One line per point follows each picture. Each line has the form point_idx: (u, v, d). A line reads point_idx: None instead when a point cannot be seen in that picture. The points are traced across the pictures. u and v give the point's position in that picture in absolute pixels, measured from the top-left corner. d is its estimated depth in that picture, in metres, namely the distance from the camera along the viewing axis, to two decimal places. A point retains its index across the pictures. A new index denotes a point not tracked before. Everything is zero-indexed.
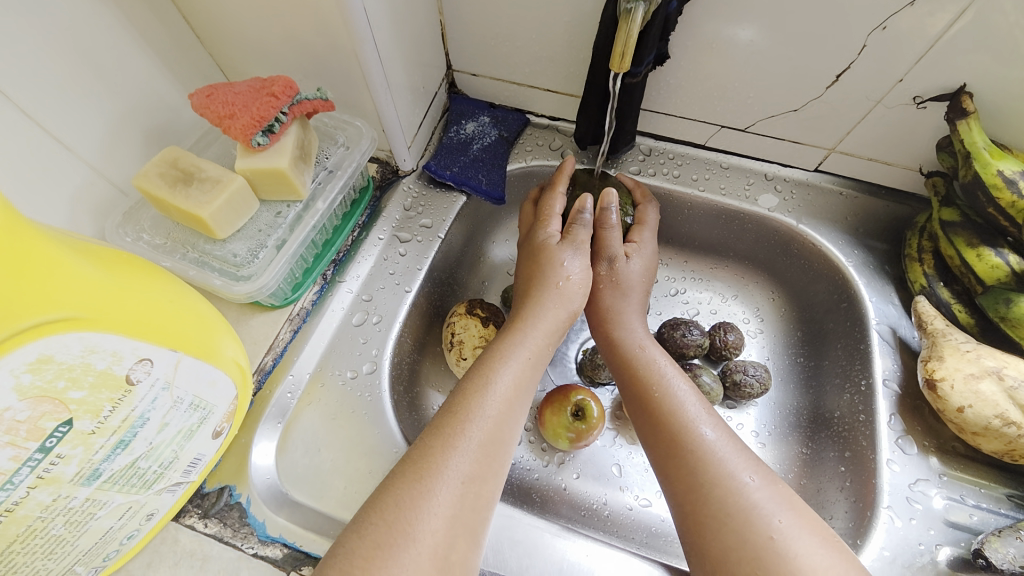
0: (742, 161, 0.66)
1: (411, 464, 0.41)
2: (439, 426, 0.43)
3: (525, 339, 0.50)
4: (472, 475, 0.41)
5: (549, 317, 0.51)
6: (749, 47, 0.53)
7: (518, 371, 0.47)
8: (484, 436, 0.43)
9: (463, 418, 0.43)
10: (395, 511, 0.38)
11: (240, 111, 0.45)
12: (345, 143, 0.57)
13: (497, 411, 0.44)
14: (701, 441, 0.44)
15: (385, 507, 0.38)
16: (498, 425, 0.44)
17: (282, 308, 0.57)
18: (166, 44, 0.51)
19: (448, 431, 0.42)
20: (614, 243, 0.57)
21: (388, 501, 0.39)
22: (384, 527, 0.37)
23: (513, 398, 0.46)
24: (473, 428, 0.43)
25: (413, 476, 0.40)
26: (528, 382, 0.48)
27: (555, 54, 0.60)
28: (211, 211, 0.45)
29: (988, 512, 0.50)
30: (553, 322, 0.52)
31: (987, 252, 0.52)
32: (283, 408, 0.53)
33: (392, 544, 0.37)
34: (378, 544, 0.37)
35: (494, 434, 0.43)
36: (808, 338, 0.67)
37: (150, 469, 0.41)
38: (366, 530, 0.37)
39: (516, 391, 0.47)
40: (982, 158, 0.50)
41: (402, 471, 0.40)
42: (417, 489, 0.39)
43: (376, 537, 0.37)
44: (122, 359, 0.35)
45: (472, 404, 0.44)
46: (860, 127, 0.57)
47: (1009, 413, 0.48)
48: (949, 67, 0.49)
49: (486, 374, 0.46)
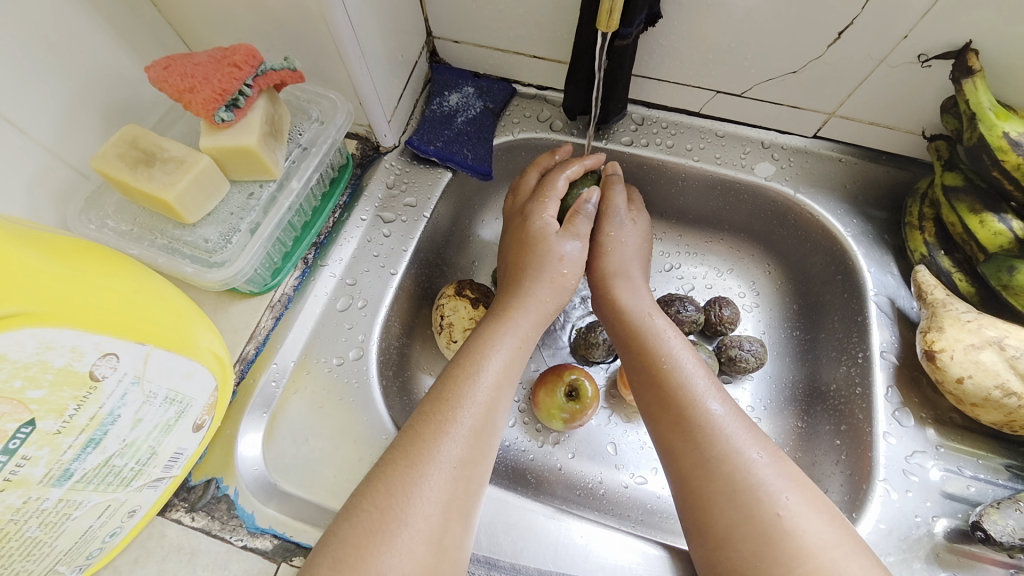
0: (739, 129, 0.63)
1: (404, 451, 0.40)
2: (432, 411, 0.42)
3: (513, 319, 0.49)
4: (464, 460, 0.40)
5: (540, 294, 0.50)
6: (747, 4, 0.50)
7: (507, 355, 0.46)
8: (474, 422, 0.42)
9: (456, 403, 0.42)
10: (388, 497, 0.38)
11: (200, 84, 0.42)
12: (319, 118, 0.54)
13: (488, 396, 0.43)
14: (707, 416, 0.42)
15: (376, 496, 0.38)
16: (489, 409, 0.43)
17: (262, 295, 0.55)
18: (118, 12, 0.47)
19: (441, 417, 0.41)
20: (619, 207, 0.55)
21: (380, 488, 0.38)
22: (376, 515, 0.37)
23: (503, 381, 0.45)
24: (464, 415, 0.42)
25: (405, 462, 0.39)
26: (516, 360, 0.47)
27: (541, 17, 0.57)
28: (176, 194, 0.42)
29: (985, 483, 0.50)
30: (541, 307, 0.50)
31: (990, 218, 0.51)
32: (268, 398, 0.52)
33: (385, 532, 0.36)
34: (371, 530, 0.36)
35: (485, 419, 0.43)
36: (805, 310, 0.65)
37: (126, 467, 0.40)
38: (358, 517, 0.37)
39: (507, 374, 0.45)
40: (987, 119, 0.48)
41: (393, 458, 0.40)
42: (410, 475, 0.38)
43: (368, 524, 0.36)
44: (84, 355, 0.34)
45: (464, 388, 0.43)
46: (862, 90, 0.55)
47: (1009, 383, 0.47)
48: (958, 22, 0.46)
49: (476, 356, 0.45)
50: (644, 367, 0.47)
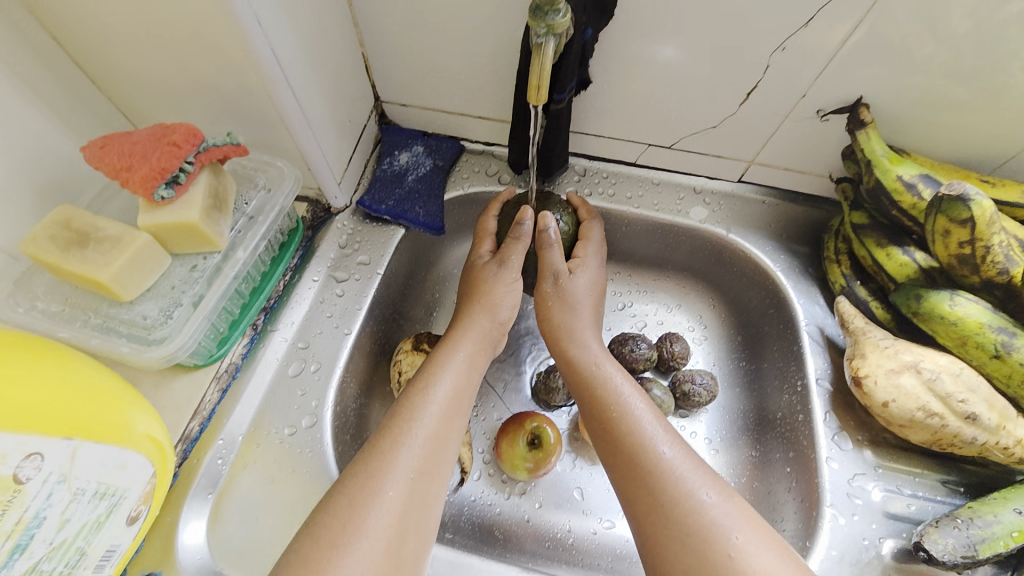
0: (671, 177, 0.68)
1: (364, 465, 0.40)
2: (391, 425, 0.43)
3: (458, 345, 0.50)
4: (422, 470, 0.41)
5: (477, 327, 0.53)
6: (667, 67, 0.55)
7: (460, 372, 0.48)
8: (430, 434, 0.43)
9: (411, 416, 0.43)
10: (350, 510, 0.37)
11: (138, 163, 0.42)
12: (266, 186, 0.54)
13: (441, 408, 0.45)
14: (658, 460, 0.43)
15: (337, 508, 0.38)
16: (443, 421, 0.44)
17: (207, 367, 0.53)
18: (56, 91, 0.47)
19: (395, 429, 0.42)
20: (556, 260, 0.55)
21: (342, 500, 0.38)
22: (338, 529, 0.36)
23: (457, 395, 0.47)
24: (419, 427, 0.43)
25: (366, 475, 0.39)
26: (468, 385, 0.48)
27: (483, 82, 0.60)
28: (111, 274, 0.42)
29: (924, 500, 0.53)
30: (484, 330, 0.53)
31: (895, 251, 0.56)
32: (213, 478, 0.49)
33: (346, 543, 0.36)
34: (334, 544, 0.36)
35: (439, 430, 0.44)
36: (747, 342, 0.69)
37: (54, 571, 0.36)
38: (320, 532, 0.36)
39: (460, 392, 0.47)
40: (882, 165, 0.54)
41: (355, 471, 0.40)
42: (370, 486, 0.39)
43: (331, 538, 0.36)
44: (5, 457, 0.32)
45: (420, 402, 0.44)
46: (774, 140, 0.61)
47: (930, 405, 0.51)
48: (845, 81, 0.52)
49: (432, 374, 0.47)
50: (596, 412, 0.49)
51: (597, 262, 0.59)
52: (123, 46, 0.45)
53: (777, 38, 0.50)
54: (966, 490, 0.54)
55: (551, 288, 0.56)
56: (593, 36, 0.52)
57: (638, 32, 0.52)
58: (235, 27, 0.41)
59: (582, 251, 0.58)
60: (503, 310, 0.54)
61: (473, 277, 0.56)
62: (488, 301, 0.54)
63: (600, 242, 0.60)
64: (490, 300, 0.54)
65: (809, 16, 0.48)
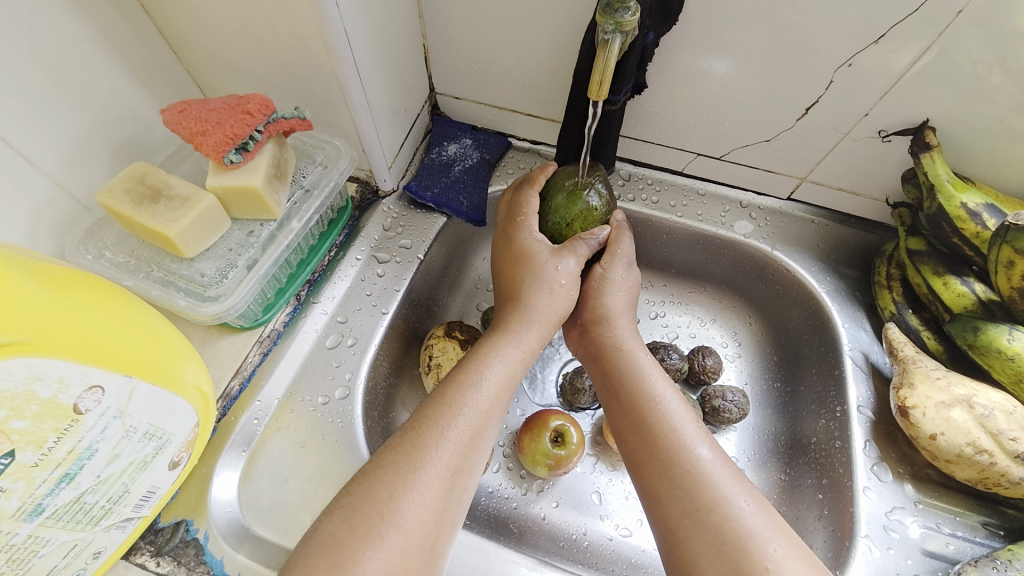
0: (718, 189, 0.68)
1: (404, 454, 0.40)
2: (434, 415, 0.42)
3: (512, 335, 0.49)
4: (458, 467, 0.41)
5: (540, 320, 0.50)
6: (724, 79, 0.55)
7: (509, 369, 0.46)
8: (472, 430, 0.42)
9: (457, 409, 0.42)
10: (389, 501, 0.37)
11: (213, 128, 0.44)
12: (323, 162, 0.56)
13: (487, 405, 0.44)
14: (698, 462, 0.42)
15: (377, 499, 0.37)
16: (486, 419, 0.43)
17: (251, 330, 0.55)
18: (141, 57, 0.50)
19: (439, 422, 0.42)
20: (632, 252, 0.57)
21: (382, 491, 0.38)
22: (376, 519, 0.36)
23: (502, 389, 0.46)
24: (462, 421, 0.42)
25: (407, 467, 0.39)
26: (516, 381, 0.47)
27: (538, 80, 0.61)
28: (178, 230, 0.44)
29: (963, 540, 0.51)
30: (543, 327, 0.50)
31: (953, 280, 0.54)
32: (248, 436, 0.51)
33: (382, 535, 0.36)
34: (370, 535, 0.36)
35: (478, 427, 0.43)
36: (785, 363, 0.67)
37: (97, 505, 0.39)
38: (357, 520, 0.36)
39: (505, 388, 0.46)
40: (945, 190, 0.52)
41: (395, 462, 0.39)
42: (409, 478, 0.38)
43: (368, 528, 0.36)
44: (70, 387, 0.34)
45: (465, 394, 0.44)
46: (828, 159, 0.59)
47: (980, 441, 0.49)
48: (910, 103, 0.51)
49: (477, 367, 0.46)
50: (627, 413, 0.47)
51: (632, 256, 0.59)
52: (204, 19, 0.48)
53: (843, 54, 0.49)
54: (1007, 534, 0.51)
55: (615, 275, 0.54)
56: (655, 40, 0.52)
57: (699, 41, 0.52)
58: (313, 7, 0.43)
59: None
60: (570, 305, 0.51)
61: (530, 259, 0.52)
62: (559, 296, 0.51)
63: None
64: (562, 296, 0.51)
65: (878, 34, 0.47)
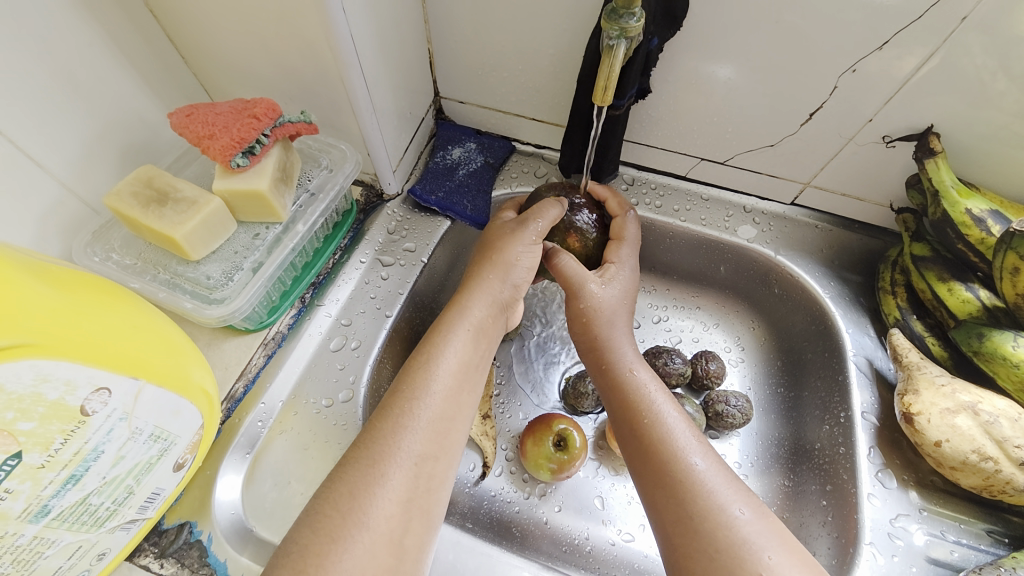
0: (722, 193, 0.68)
1: (364, 449, 0.40)
2: (389, 406, 0.42)
3: (468, 314, 0.49)
4: (424, 455, 0.41)
5: (487, 289, 0.51)
6: (728, 84, 0.55)
7: (463, 350, 0.47)
8: (434, 415, 0.42)
9: (414, 395, 0.43)
10: (350, 499, 0.37)
11: (220, 132, 0.44)
12: (329, 166, 0.57)
13: (445, 386, 0.44)
14: (691, 471, 0.42)
15: (337, 498, 0.37)
16: (447, 401, 0.44)
17: (256, 333, 0.55)
18: (150, 62, 0.51)
19: (394, 413, 0.42)
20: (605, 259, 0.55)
21: (342, 490, 0.38)
22: (339, 520, 0.36)
23: (461, 370, 0.46)
24: (423, 408, 0.42)
25: (368, 463, 0.39)
26: (474, 360, 0.48)
27: (542, 85, 0.62)
28: (185, 232, 0.44)
29: (968, 548, 0.51)
30: (492, 298, 0.51)
31: (958, 286, 0.54)
32: (252, 438, 0.51)
33: (346, 537, 0.36)
34: (332, 538, 0.35)
35: (444, 413, 0.43)
36: (788, 368, 0.67)
37: (102, 506, 0.39)
38: (319, 523, 0.36)
39: (464, 370, 0.46)
40: (950, 197, 0.52)
41: (356, 457, 0.39)
42: (370, 474, 0.38)
43: (330, 531, 0.36)
44: (77, 389, 0.34)
45: (425, 383, 0.44)
46: (832, 165, 0.59)
47: (986, 448, 0.49)
48: (915, 109, 0.51)
49: (434, 349, 0.46)
50: (625, 419, 0.47)
51: (632, 266, 0.56)
52: (211, 24, 0.48)
53: (848, 60, 0.49)
54: (1012, 542, 0.51)
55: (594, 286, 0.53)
56: (658, 46, 0.52)
57: (704, 47, 0.52)
58: (321, 12, 0.43)
59: (621, 230, 0.58)
60: (518, 268, 0.53)
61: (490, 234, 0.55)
62: (500, 258, 0.52)
63: (636, 241, 0.58)
64: (505, 258, 0.52)
65: (883, 40, 0.47)
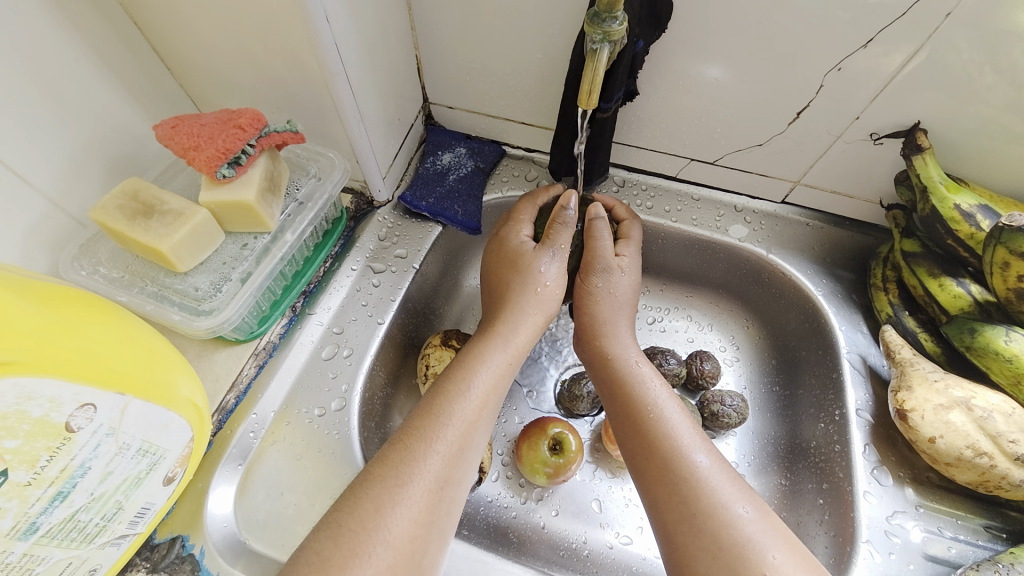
0: (713, 194, 0.68)
1: (393, 467, 0.39)
2: (419, 426, 0.42)
3: (503, 343, 0.49)
4: (444, 479, 0.40)
5: (527, 322, 0.51)
6: (716, 84, 0.55)
7: (494, 376, 0.47)
8: (458, 440, 0.42)
9: (443, 418, 0.43)
10: (376, 516, 0.37)
11: (205, 143, 0.44)
12: (317, 174, 0.57)
13: (473, 413, 0.44)
14: (694, 468, 0.42)
15: (363, 515, 0.37)
16: (472, 426, 0.44)
17: (247, 343, 0.55)
18: (135, 74, 0.51)
19: (422, 430, 0.42)
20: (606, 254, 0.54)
21: (368, 506, 0.37)
22: (364, 536, 0.36)
23: (489, 399, 0.46)
24: (447, 432, 0.42)
25: (394, 479, 0.39)
26: (504, 385, 0.48)
27: (530, 89, 0.62)
28: (171, 244, 0.44)
29: (966, 544, 0.51)
30: (529, 329, 0.51)
31: (949, 282, 0.54)
32: (244, 449, 0.51)
33: (369, 551, 0.35)
34: (356, 552, 0.35)
35: (466, 438, 0.43)
36: (783, 366, 0.67)
37: (91, 522, 0.39)
38: (343, 537, 0.36)
39: (492, 394, 0.46)
40: (938, 192, 0.52)
41: (383, 475, 0.39)
42: (396, 492, 0.38)
43: (354, 545, 0.35)
44: (62, 405, 0.34)
45: (451, 404, 0.44)
46: (821, 163, 0.60)
47: (980, 444, 0.48)
48: (900, 107, 0.51)
49: (463, 373, 0.46)
50: (626, 418, 0.47)
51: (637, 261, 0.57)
52: (197, 36, 0.48)
53: (832, 59, 0.49)
54: (1009, 537, 0.51)
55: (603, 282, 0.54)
56: (644, 48, 0.52)
57: (690, 48, 0.53)
58: (305, 23, 0.43)
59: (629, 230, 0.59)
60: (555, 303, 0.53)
61: (517, 260, 0.53)
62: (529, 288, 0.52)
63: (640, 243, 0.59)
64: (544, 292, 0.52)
65: (868, 38, 0.47)
